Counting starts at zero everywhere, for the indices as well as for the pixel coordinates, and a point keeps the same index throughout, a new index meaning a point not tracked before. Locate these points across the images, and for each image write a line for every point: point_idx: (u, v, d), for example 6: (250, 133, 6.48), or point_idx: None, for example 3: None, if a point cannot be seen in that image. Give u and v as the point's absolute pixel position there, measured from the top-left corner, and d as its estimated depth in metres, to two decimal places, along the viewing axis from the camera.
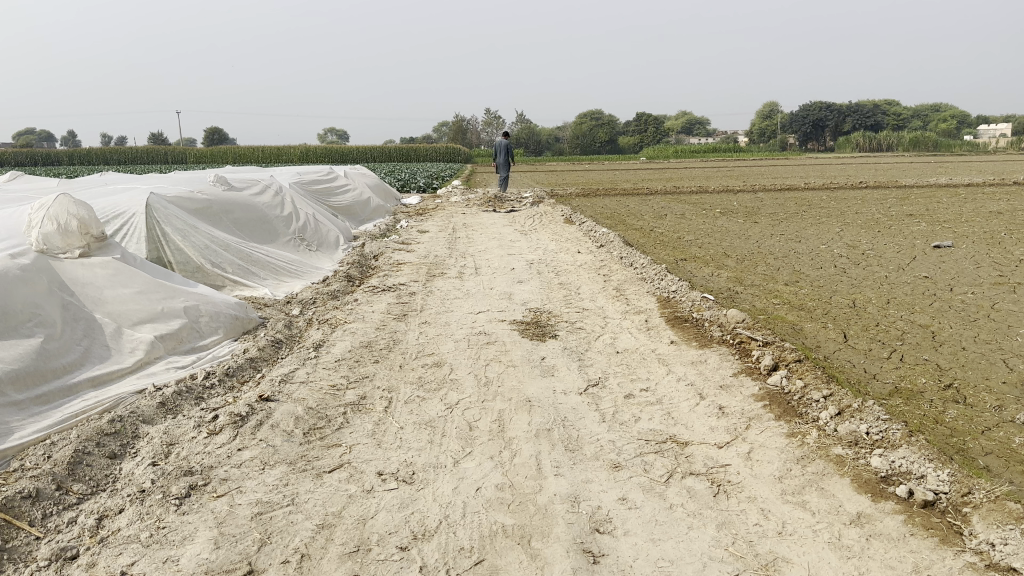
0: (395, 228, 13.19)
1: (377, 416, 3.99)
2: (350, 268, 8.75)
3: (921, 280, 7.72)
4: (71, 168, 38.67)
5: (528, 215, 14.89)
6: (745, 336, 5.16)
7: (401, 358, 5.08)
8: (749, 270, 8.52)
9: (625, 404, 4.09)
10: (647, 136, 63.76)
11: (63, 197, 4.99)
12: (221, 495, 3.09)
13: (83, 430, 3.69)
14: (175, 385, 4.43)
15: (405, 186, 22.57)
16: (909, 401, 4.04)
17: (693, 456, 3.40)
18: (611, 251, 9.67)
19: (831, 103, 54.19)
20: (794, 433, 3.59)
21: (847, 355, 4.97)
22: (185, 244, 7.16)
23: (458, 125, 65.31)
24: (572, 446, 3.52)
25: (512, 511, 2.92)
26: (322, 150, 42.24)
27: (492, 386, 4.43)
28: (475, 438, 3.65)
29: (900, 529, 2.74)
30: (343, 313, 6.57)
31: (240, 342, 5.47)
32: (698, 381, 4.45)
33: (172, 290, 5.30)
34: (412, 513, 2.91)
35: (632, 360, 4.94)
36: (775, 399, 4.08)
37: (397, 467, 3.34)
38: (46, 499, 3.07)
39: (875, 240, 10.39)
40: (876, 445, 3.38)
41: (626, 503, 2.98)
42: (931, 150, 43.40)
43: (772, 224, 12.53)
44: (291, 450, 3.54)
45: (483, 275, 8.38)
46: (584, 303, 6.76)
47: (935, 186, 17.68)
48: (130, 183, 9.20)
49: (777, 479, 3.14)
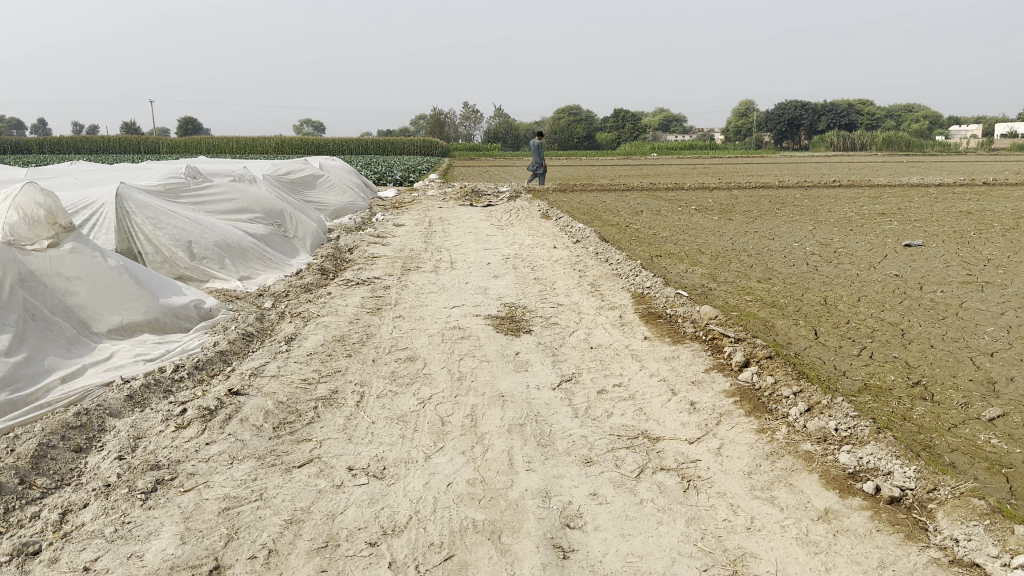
0: (370, 222, 13.11)
1: (349, 410, 3.96)
2: (325, 261, 8.69)
3: (892, 278, 7.83)
4: (40, 156, 38.08)
5: (505, 210, 14.89)
6: (718, 332, 5.20)
7: (375, 353, 5.05)
8: (723, 267, 8.58)
9: (597, 399, 4.10)
10: (625, 132, 63.97)
11: (30, 186, 4.91)
12: (188, 490, 3.05)
13: (48, 423, 3.62)
14: (144, 378, 4.37)
15: (381, 178, 22.41)
16: (878, 398, 4.09)
17: (664, 451, 3.41)
18: (587, 247, 9.70)
19: (806, 103, 54.74)
20: (764, 429, 3.62)
21: (818, 352, 5.03)
22: (155, 236, 7.08)
23: (436, 119, 65.03)
24: (544, 442, 3.52)
25: (483, 506, 2.91)
26: (296, 141, 41.88)
27: (465, 381, 4.42)
28: (447, 433, 3.64)
29: (866, 525, 2.77)
30: (317, 306, 6.53)
31: (211, 334, 5.40)
32: (671, 376, 4.47)
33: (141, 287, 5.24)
34: (382, 509, 2.90)
35: (606, 355, 4.95)
36: (746, 395, 4.11)
37: (368, 462, 3.32)
38: (9, 493, 3.02)
39: (846, 239, 10.52)
40: (845, 441, 3.41)
41: (597, 498, 2.98)
42: (903, 150, 44.06)
43: (746, 221, 12.63)
44: (260, 445, 3.51)
45: (459, 269, 8.36)
46: (560, 299, 6.77)
47: (908, 185, 17.95)
48: (101, 173, 9.05)
49: (747, 475, 3.17)
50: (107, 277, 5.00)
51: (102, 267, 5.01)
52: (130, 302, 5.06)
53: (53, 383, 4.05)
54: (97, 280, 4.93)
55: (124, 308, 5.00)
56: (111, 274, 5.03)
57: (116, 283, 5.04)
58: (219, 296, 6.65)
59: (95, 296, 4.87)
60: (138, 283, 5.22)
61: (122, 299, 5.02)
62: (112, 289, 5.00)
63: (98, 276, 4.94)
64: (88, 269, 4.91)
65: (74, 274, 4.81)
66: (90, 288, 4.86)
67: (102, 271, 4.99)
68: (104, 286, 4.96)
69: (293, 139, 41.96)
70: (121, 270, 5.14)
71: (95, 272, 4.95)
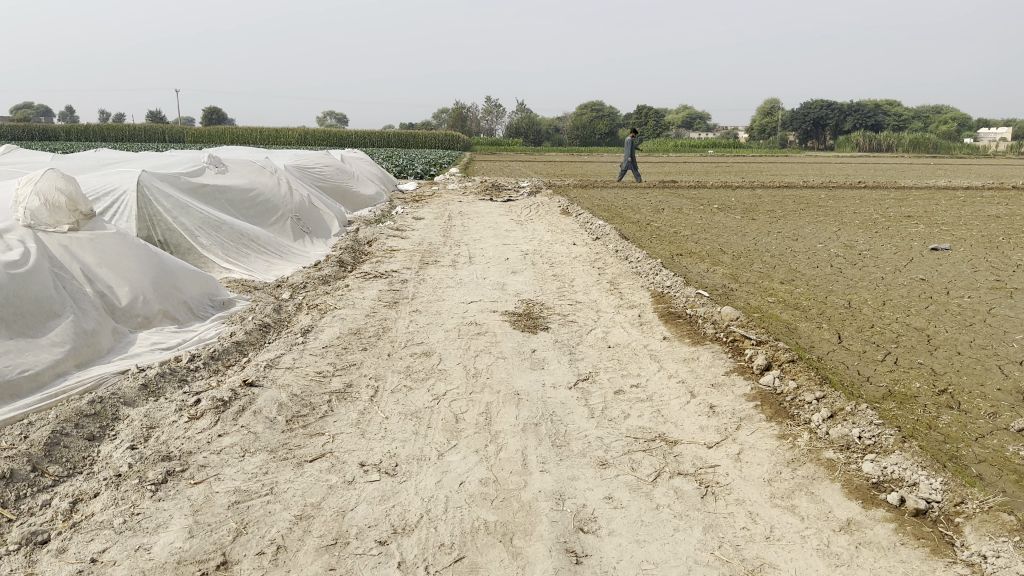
0: (390, 215, 13.09)
1: (362, 405, 3.92)
2: (343, 253, 8.66)
3: (918, 282, 7.69)
4: (65, 143, 38.49)
5: (525, 205, 14.82)
6: (739, 334, 5.10)
7: (390, 347, 5.01)
8: (745, 267, 8.47)
9: (614, 400, 4.04)
10: (647, 130, 63.58)
11: (51, 173, 4.98)
12: (198, 482, 3.02)
13: (61, 411, 3.61)
14: (159, 367, 4.36)
15: (403, 171, 22.39)
16: (902, 405, 3.99)
17: (682, 455, 3.34)
18: (607, 244, 9.61)
19: (832, 103, 54.15)
20: (785, 435, 3.53)
21: (842, 356, 4.93)
22: (175, 224, 7.10)
23: (458, 113, 65.08)
24: (560, 442, 3.46)
25: (496, 507, 2.86)
26: (320, 133, 41.98)
27: (480, 378, 4.37)
28: (461, 431, 3.59)
29: (890, 538, 2.68)
30: (334, 299, 6.50)
31: (227, 324, 5.38)
32: (690, 378, 4.39)
33: (162, 275, 5.22)
34: (393, 507, 2.85)
35: (624, 355, 4.88)
36: (766, 399, 4.02)
37: (380, 458, 3.28)
38: (21, 480, 3.01)
39: (871, 241, 10.34)
40: (868, 450, 3.32)
41: (612, 502, 2.92)
42: (930, 151, 43.41)
43: (770, 221, 12.50)
44: (272, 438, 3.47)
45: (477, 264, 8.30)
46: (578, 296, 6.70)
47: (934, 189, 17.68)
48: (122, 160, 9.08)
49: (767, 482, 3.09)
50: (129, 261, 4.99)
51: (124, 252, 5.01)
52: (151, 286, 5.06)
53: (67, 368, 4.03)
54: (119, 264, 4.92)
55: (144, 294, 4.98)
56: (132, 259, 5.03)
57: (139, 267, 5.03)
58: (238, 287, 6.65)
59: (118, 278, 4.86)
60: (159, 271, 5.21)
61: (144, 283, 5.01)
62: (135, 273, 4.99)
63: (120, 260, 4.94)
64: (107, 253, 4.91)
65: (95, 259, 4.81)
66: (112, 269, 4.85)
67: (124, 256, 4.99)
68: (127, 269, 4.95)
69: (316, 131, 42.06)
70: (143, 256, 5.14)
71: (117, 256, 4.95)
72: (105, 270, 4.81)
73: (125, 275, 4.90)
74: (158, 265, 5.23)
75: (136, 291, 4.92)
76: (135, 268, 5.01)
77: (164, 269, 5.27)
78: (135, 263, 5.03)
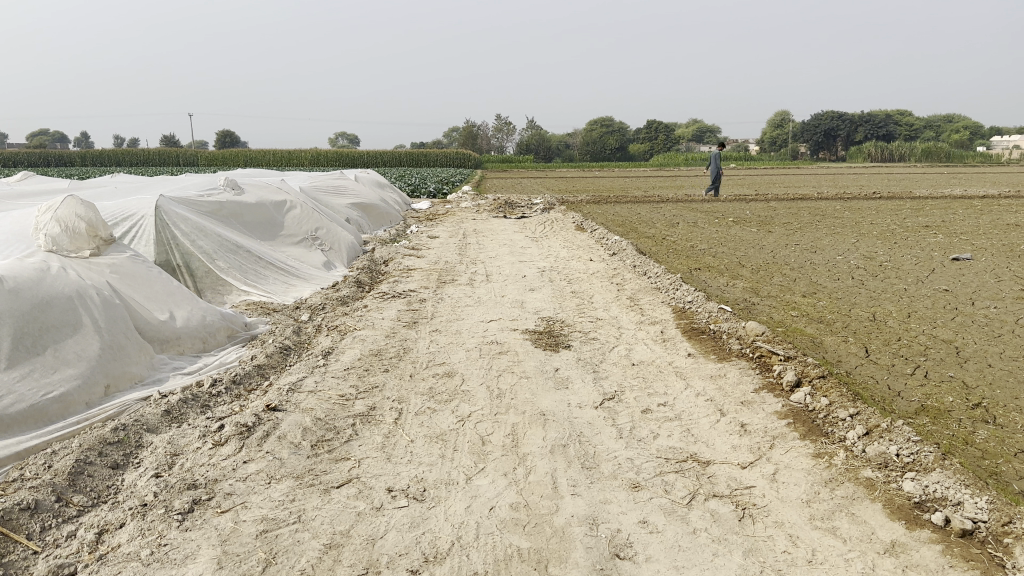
0: (405, 234, 13.09)
1: (387, 428, 3.87)
2: (361, 274, 8.65)
3: (941, 294, 7.58)
4: (81, 169, 38.85)
5: (539, 221, 14.78)
6: (766, 350, 5.02)
7: (412, 368, 4.97)
8: (765, 281, 8.39)
9: (642, 420, 3.96)
10: (657, 144, 63.61)
11: (70, 199, 5.02)
12: (225, 511, 2.97)
13: (85, 439, 3.57)
14: (181, 392, 4.33)
15: (415, 190, 22.45)
16: (937, 420, 3.90)
17: (715, 476, 3.27)
18: (624, 260, 9.55)
19: (842, 114, 54.02)
20: (820, 454, 3.45)
21: (871, 370, 4.84)
22: (193, 248, 7.11)
23: (469, 131, 65.31)
24: (589, 464, 3.39)
25: (528, 533, 2.79)
26: (332, 154, 42.28)
27: (505, 399, 4.31)
28: (488, 453, 3.53)
29: (938, 560, 2.59)
30: (353, 320, 6.47)
31: (247, 348, 5.35)
32: (718, 396, 4.31)
33: (183, 299, 5.21)
34: (423, 534, 2.80)
35: (649, 372, 4.81)
36: (799, 417, 3.93)
37: (408, 483, 3.22)
38: (45, 511, 2.97)
39: (891, 252, 10.23)
40: (908, 468, 3.23)
41: (647, 527, 2.84)
42: (943, 160, 43.17)
43: (787, 233, 12.41)
44: (298, 463, 3.43)
45: (494, 282, 8.26)
46: (598, 313, 6.64)
47: (949, 198, 17.54)
48: (139, 185, 9.12)
49: (805, 503, 3.01)
50: (147, 284, 5.00)
51: (143, 278, 5.02)
52: (175, 309, 5.05)
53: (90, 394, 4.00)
54: (140, 287, 4.92)
55: (167, 314, 4.95)
56: (152, 284, 5.04)
57: (159, 291, 5.04)
58: (257, 310, 6.63)
59: (142, 300, 4.85)
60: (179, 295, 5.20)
61: (167, 305, 5.02)
62: (157, 296, 4.99)
63: (139, 284, 4.94)
64: (126, 278, 4.92)
65: (118, 282, 4.80)
66: (134, 292, 4.85)
67: (144, 281, 5.00)
68: (148, 292, 4.96)
69: (329, 153, 42.40)
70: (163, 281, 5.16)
71: (138, 280, 4.96)
72: (127, 291, 4.80)
73: (147, 298, 4.90)
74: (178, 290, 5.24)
75: (160, 312, 4.91)
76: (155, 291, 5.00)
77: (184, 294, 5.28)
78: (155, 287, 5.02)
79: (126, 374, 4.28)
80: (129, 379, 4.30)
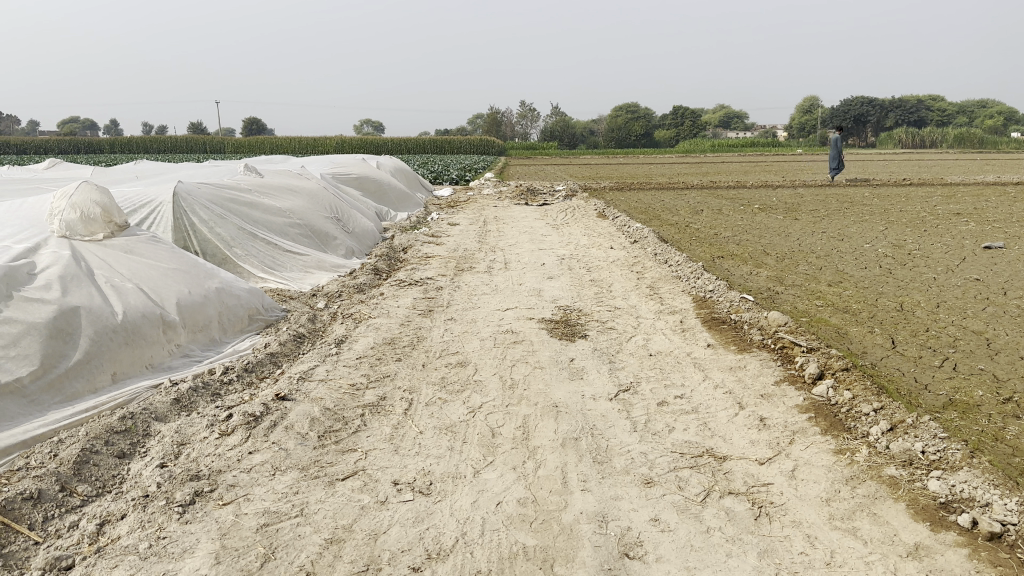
0: (425, 221, 13.01)
1: (396, 419, 3.80)
2: (379, 261, 8.59)
3: (972, 283, 7.35)
4: (108, 156, 39.33)
5: (561, 209, 14.63)
6: (788, 341, 4.87)
7: (425, 357, 4.90)
8: (789, 270, 8.20)
9: (658, 412, 3.86)
10: (683, 130, 62.98)
11: (85, 185, 4.97)
12: (227, 503, 2.92)
13: (92, 427, 3.53)
14: (192, 380, 4.29)
15: (438, 177, 22.37)
16: (964, 415, 3.75)
17: (732, 472, 3.15)
18: (646, 247, 9.39)
19: (872, 99, 53.03)
20: (842, 450, 3.33)
21: (896, 363, 4.68)
22: (211, 235, 7.11)
23: (493, 119, 65.06)
24: (601, 458, 3.30)
25: (536, 531, 2.71)
26: (357, 141, 42.33)
27: (517, 390, 4.22)
28: (498, 446, 3.45)
29: (964, 565, 2.47)
30: (368, 307, 6.41)
31: (261, 337, 5.30)
32: (738, 388, 4.18)
33: (204, 278, 5.15)
34: (428, 529, 2.72)
35: (667, 363, 4.69)
36: (821, 411, 3.80)
37: (414, 476, 3.15)
38: (49, 501, 2.94)
39: (921, 240, 9.97)
40: (933, 466, 3.10)
41: (659, 525, 2.75)
42: (975, 146, 42.26)
43: (813, 221, 12.15)
44: (304, 455, 3.37)
45: (513, 270, 8.15)
46: (617, 302, 6.52)
47: (982, 184, 17.11)
48: (159, 172, 9.11)
49: (825, 501, 2.89)
50: (165, 265, 4.94)
51: (158, 259, 4.97)
52: (195, 286, 4.97)
53: (101, 380, 3.93)
54: (157, 266, 4.86)
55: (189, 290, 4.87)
56: (170, 266, 4.97)
57: (175, 270, 4.96)
58: (273, 297, 6.61)
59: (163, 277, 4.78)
60: (200, 274, 5.14)
61: (189, 283, 4.93)
62: (175, 273, 4.92)
63: (154, 264, 4.88)
64: (142, 260, 4.86)
65: (130, 264, 4.72)
66: (150, 271, 4.76)
67: (157, 262, 4.94)
68: (168, 271, 4.90)
69: (354, 139, 42.50)
70: (178, 262, 5.10)
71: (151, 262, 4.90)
72: (143, 270, 4.71)
73: (165, 274, 4.82)
74: (197, 269, 5.18)
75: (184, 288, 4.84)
76: (176, 271, 4.94)
77: (204, 273, 5.22)
78: (173, 267, 4.97)
79: (139, 360, 4.21)
80: (141, 363, 4.24)
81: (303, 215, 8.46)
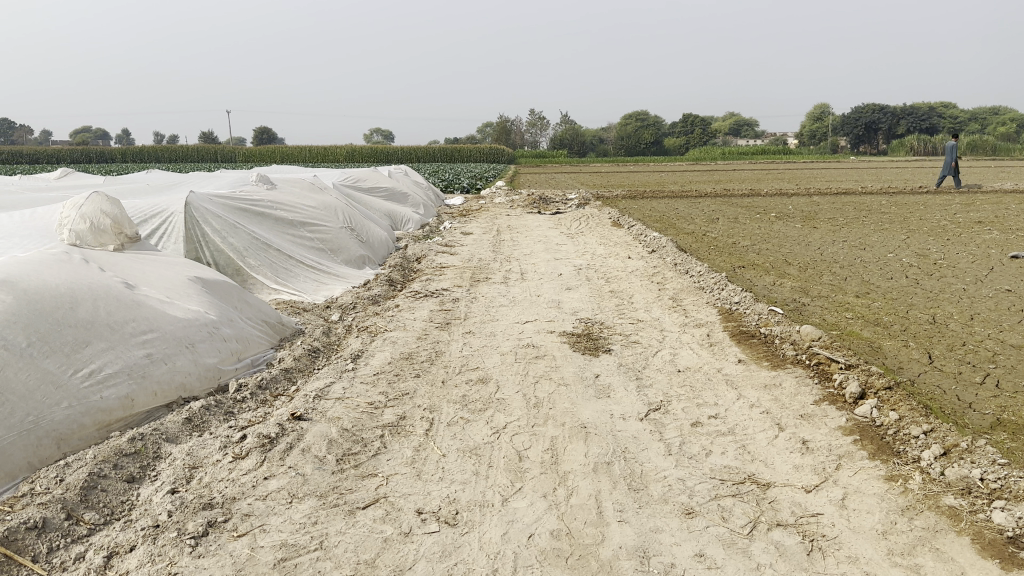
0: (438, 230, 12.85)
1: (417, 441, 3.62)
2: (393, 272, 8.42)
3: (1004, 294, 7.14)
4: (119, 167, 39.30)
5: (575, 217, 14.45)
6: (824, 357, 4.66)
7: (444, 373, 4.71)
8: (814, 280, 7.98)
9: (693, 434, 3.66)
10: (693, 137, 62.76)
11: (94, 196, 4.84)
12: (242, 535, 2.75)
13: (100, 450, 3.36)
14: (204, 398, 4.12)
15: (449, 185, 22.21)
16: (1017, 437, 3.54)
17: (778, 501, 2.95)
18: (665, 257, 9.19)
19: (885, 105, 52.69)
20: (893, 477, 3.13)
21: (936, 380, 4.47)
22: (223, 244, 6.97)
23: (502, 127, 65.00)
24: (636, 485, 3.11)
25: (572, 567, 2.52)
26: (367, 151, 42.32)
27: (543, 408, 4.03)
28: (526, 471, 3.26)
29: None
30: (384, 320, 6.23)
31: (274, 351, 5.12)
32: (775, 408, 3.98)
33: (220, 288, 5.00)
34: (456, 564, 2.54)
35: (696, 380, 4.50)
36: (866, 434, 3.59)
37: (439, 504, 2.97)
38: (54, 530, 2.77)
39: (945, 249, 9.75)
40: (995, 495, 2.89)
41: (704, 561, 2.55)
42: (988, 153, 41.88)
43: (833, 229, 11.94)
44: (322, 480, 3.19)
45: (530, 281, 7.97)
46: (640, 314, 6.34)
47: (1003, 192, 16.86)
48: (171, 182, 8.95)
49: (881, 535, 2.69)
50: (180, 274, 4.82)
51: (172, 269, 4.85)
52: (210, 292, 4.84)
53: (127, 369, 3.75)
54: (171, 275, 4.74)
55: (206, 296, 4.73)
56: (185, 274, 4.85)
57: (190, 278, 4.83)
58: (286, 309, 6.44)
59: (179, 283, 4.66)
60: (216, 284, 4.99)
61: (204, 290, 4.79)
62: (190, 280, 4.79)
63: (168, 271, 4.76)
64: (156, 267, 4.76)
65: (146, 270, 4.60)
66: (166, 276, 4.65)
67: (171, 270, 4.81)
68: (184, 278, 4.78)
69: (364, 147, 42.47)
70: (193, 272, 4.97)
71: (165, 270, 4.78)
72: (158, 276, 4.60)
73: (180, 280, 4.70)
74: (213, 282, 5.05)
75: (200, 294, 4.69)
76: (191, 280, 4.80)
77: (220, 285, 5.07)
78: (188, 275, 4.84)
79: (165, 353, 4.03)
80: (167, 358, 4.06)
81: (317, 223, 8.29)
